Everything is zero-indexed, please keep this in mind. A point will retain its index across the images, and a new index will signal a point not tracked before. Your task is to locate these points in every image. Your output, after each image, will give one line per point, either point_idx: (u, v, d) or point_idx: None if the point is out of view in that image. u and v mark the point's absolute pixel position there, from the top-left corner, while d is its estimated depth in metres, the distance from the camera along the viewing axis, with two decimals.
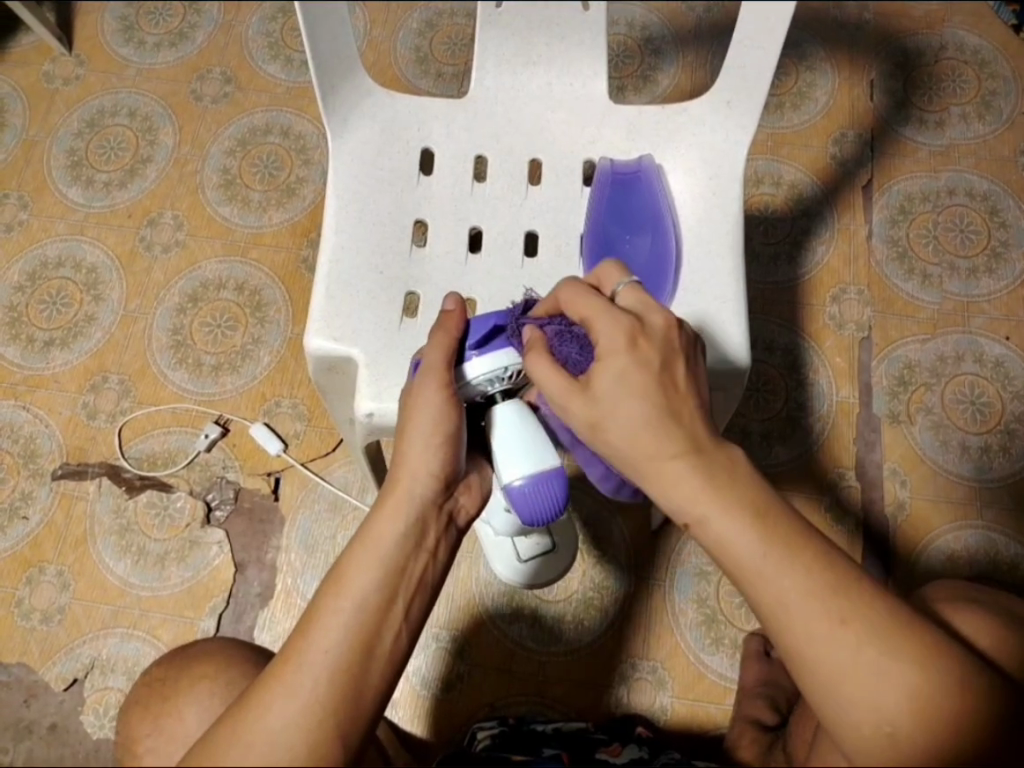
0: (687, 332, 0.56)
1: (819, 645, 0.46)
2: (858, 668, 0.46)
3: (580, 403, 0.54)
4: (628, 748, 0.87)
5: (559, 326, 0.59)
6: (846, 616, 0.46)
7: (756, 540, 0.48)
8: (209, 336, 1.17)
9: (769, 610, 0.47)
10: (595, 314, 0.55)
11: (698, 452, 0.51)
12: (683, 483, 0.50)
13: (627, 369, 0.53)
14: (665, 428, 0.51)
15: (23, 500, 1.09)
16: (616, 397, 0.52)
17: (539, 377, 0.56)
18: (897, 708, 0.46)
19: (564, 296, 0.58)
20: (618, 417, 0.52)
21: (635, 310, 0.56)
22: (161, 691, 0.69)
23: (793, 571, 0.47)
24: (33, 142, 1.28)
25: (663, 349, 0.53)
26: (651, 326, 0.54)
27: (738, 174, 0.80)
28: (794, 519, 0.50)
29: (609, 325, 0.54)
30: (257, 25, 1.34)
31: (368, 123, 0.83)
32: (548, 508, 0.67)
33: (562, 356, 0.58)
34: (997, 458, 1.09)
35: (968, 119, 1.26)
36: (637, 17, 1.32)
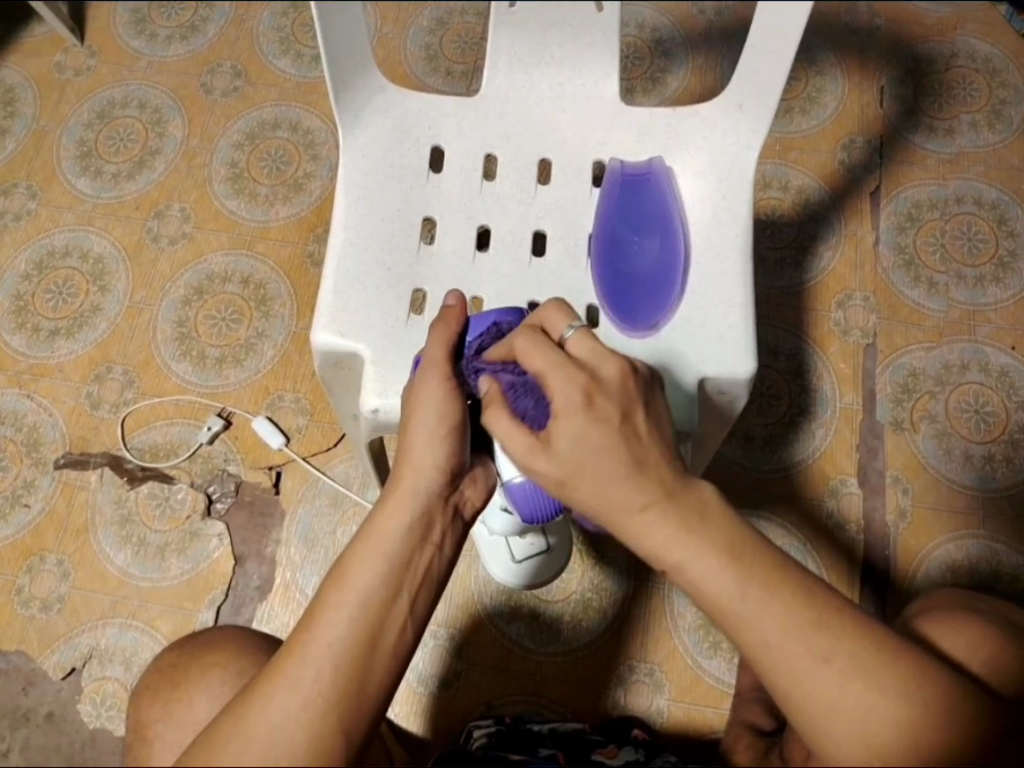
0: (643, 375, 0.53)
1: (804, 685, 0.47)
2: (845, 704, 0.46)
3: (544, 462, 0.51)
4: (624, 750, 0.87)
5: (513, 379, 0.58)
6: (830, 654, 0.47)
7: (731, 583, 0.48)
8: (214, 329, 1.17)
9: (754, 654, 0.48)
10: (548, 369, 0.52)
11: (670, 498, 0.49)
12: (658, 531, 0.49)
13: (585, 428, 0.50)
14: (634, 480, 0.49)
15: (26, 488, 1.10)
16: (580, 456, 0.50)
17: (500, 433, 0.53)
18: (886, 741, 0.46)
19: (519, 346, 0.55)
20: (584, 477, 0.50)
21: (588, 360, 0.53)
22: (173, 677, 0.70)
23: (771, 611, 0.47)
24: (43, 132, 1.28)
25: (622, 401, 0.51)
26: (606, 377, 0.51)
27: (748, 178, 0.80)
28: (769, 554, 0.49)
29: (563, 381, 0.51)
30: (268, 20, 1.35)
31: (378, 119, 0.83)
32: (546, 508, 0.69)
33: (519, 410, 0.56)
34: (1000, 468, 1.09)
35: (978, 128, 1.26)
36: (647, 18, 1.32)
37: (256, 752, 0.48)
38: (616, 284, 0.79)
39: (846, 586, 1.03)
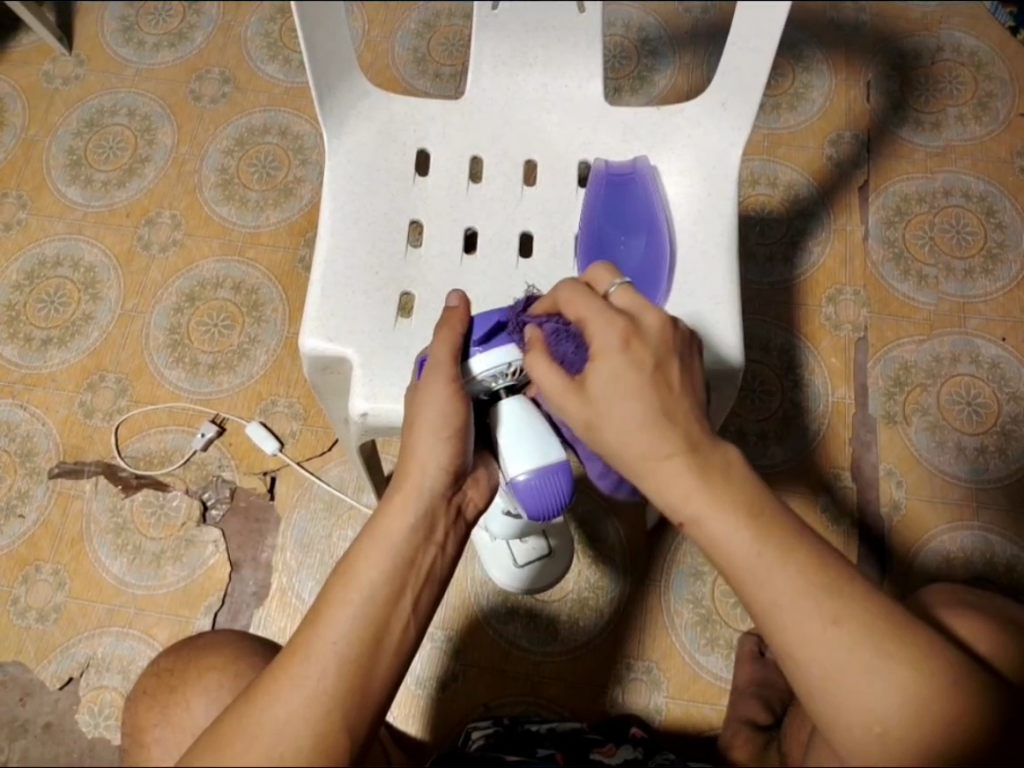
0: (683, 332, 0.55)
1: (813, 645, 0.46)
2: (854, 668, 0.46)
3: (575, 402, 0.53)
4: (622, 748, 0.87)
5: (557, 325, 0.59)
6: (840, 617, 0.46)
7: (749, 538, 0.48)
8: (207, 335, 1.17)
9: (763, 613, 0.47)
10: (589, 314, 0.55)
11: (693, 452, 0.50)
12: (678, 484, 0.50)
13: (619, 369, 0.52)
14: (661, 428, 0.50)
15: (20, 499, 1.09)
16: (611, 397, 0.52)
17: (536, 373, 0.55)
18: (891, 711, 0.46)
19: (563, 294, 0.58)
20: (611, 416, 0.51)
21: (628, 311, 0.55)
22: (170, 682, 0.70)
23: (787, 570, 0.47)
24: (32, 141, 1.28)
25: (658, 349, 0.53)
26: (646, 327, 0.53)
27: (732, 176, 0.81)
28: (788, 518, 0.49)
29: (606, 324, 0.54)
30: (256, 25, 1.35)
31: (363, 124, 0.83)
32: (553, 503, 0.67)
33: (558, 355, 0.57)
34: (993, 459, 1.09)
35: (965, 120, 1.26)
36: (633, 18, 1.32)
37: (258, 751, 0.48)
38: None
39: None
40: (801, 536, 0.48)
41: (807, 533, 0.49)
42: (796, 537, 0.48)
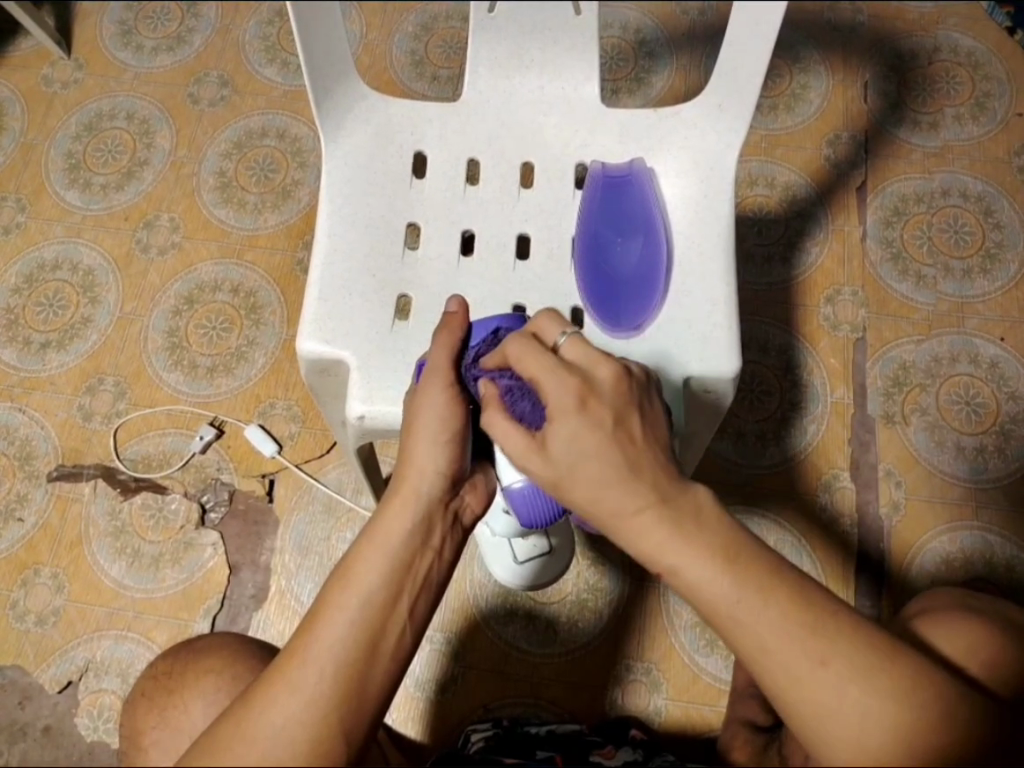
0: (638, 377, 0.54)
1: (802, 688, 0.46)
2: (845, 708, 0.46)
3: (539, 462, 0.53)
4: (622, 750, 0.87)
5: (511, 382, 0.59)
6: (827, 657, 0.46)
7: (728, 584, 0.47)
8: (205, 338, 1.17)
9: (751, 657, 0.47)
10: (541, 373, 0.53)
11: (664, 502, 0.50)
12: (651, 537, 0.49)
13: (579, 429, 0.51)
14: (628, 484, 0.50)
15: (19, 502, 1.09)
16: (573, 458, 0.51)
17: (499, 436, 0.55)
18: (882, 746, 0.46)
19: (511, 352, 0.56)
20: (577, 477, 0.51)
21: (580, 364, 0.53)
22: (167, 684, 0.70)
23: (769, 613, 0.47)
24: (31, 145, 1.28)
25: (615, 403, 0.51)
26: (600, 382, 0.52)
27: (728, 178, 0.81)
28: (766, 558, 0.49)
29: (558, 383, 0.52)
30: (254, 28, 1.35)
31: (360, 127, 0.83)
32: (545, 514, 0.69)
33: (517, 412, 0.58)
34: (992, 459, 1.09)
35: (963, 120, 1.26)
36: (631, 19, 1.33)
37: (255, 755, 0.48)
38: (600, 286, 0.79)
39: (841, 579, 1.03)
40: (781, 572, 0.48)
41: (788, 569, 0.49)
42: (776, 576, 0.48)
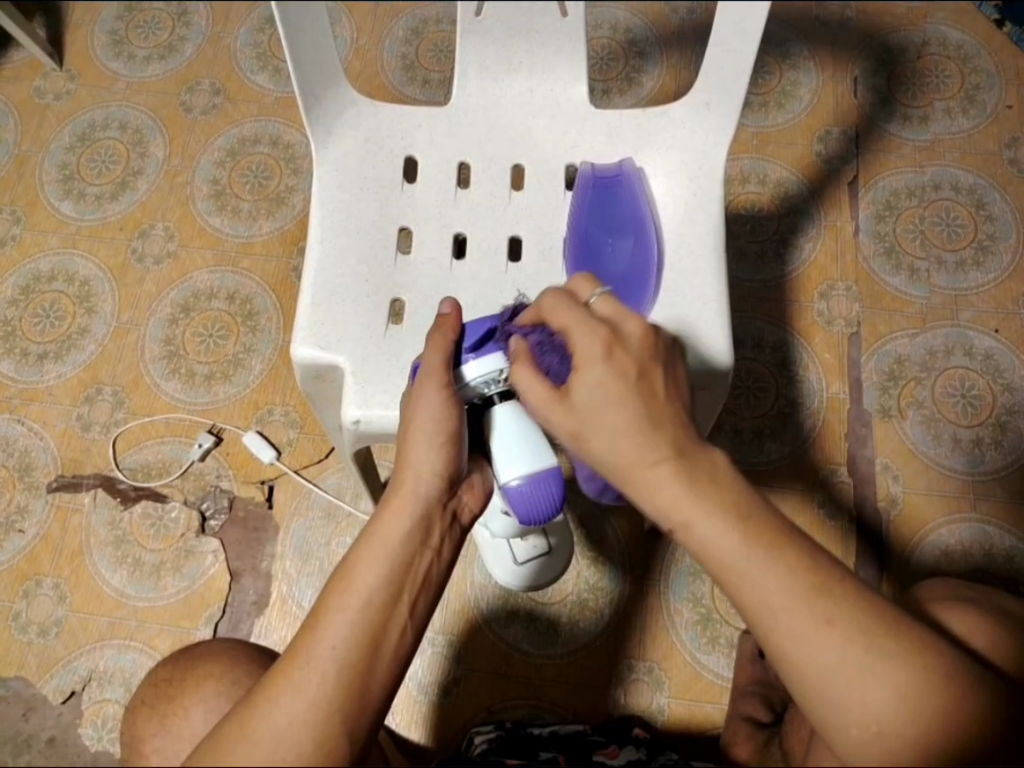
0: (665, 337, 0.54)
1: (806, 646, 0.46)
2: (848, 667, 0.46)
3: (561, 413, 0.53)
4: (626, 749, 0.87)
5: (542, 336, 0.58)
6: (832, 616, 0.47)
7: (738, 544, 0.47)
8: (202, 346, 1.18)
9: (756, 614, 0.47)
10: (572, 324, 0.54)
11: (681, 458, 0.49)
12: (667, 491, 0.49)
13: (604, 378, 0.51)
14: (649, 433, 0.50)
15: (19, 514, 1.10)
16: (597, 404, 0.51)
17: (522, 386, 0.55)
18: (884, 705, 0.46)
19: (545, 306, 0.57)
20: (598, 426, 0.51)
21: (610, 318, 0.54)
22: (168, 691, 0.70)
23: (776, 570, 0.47)
24: (25, 157, 1.29)
25: (641, 357, 0.52)
26: (627, 335, 0.52)
27: (718, 176, 0.81)
28: (773, 517, 0.49)
29: (586, 333, 0.53)
30: (245, 36, 1.35)
31: (351, 133, 0.84)
32: (543, 509, 0.68)
33: (544, 366, 0.57)
34: (989, 450, 1.09)
35: (953, 114, 1.26)
36: (620, 19, 1.33)
37: (260, 757, 0.49)
38: None
39: None
40: (793, 536, 0.48)
41: (797, 532, 0.49)
42: (786, 539, 0.48)
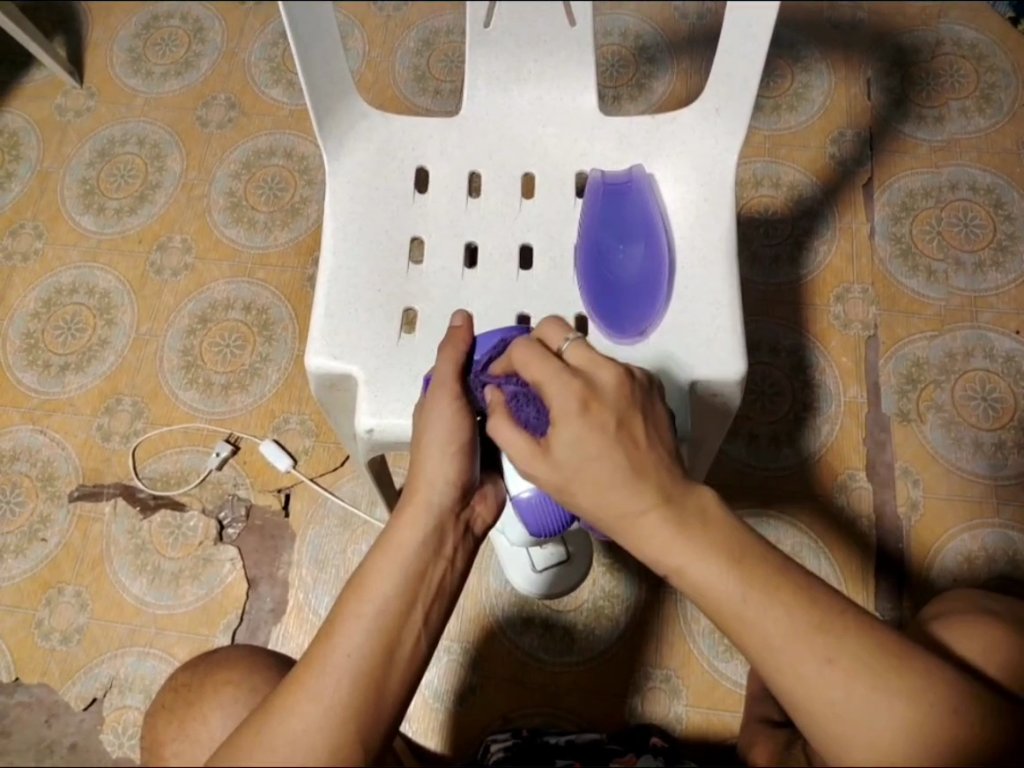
0: (641, 379, 0.53)
1: (808, 686, 0.47)
2: (853, 703, 0.46)
3: (545, 468, 0.52)
4: (642, 758, 0.86)
5: (517, 388, 0.58)
6: (833, 654, 0.46)
7: (734, 585, 0.48)
8: (219, 356, 1.19)
9: (758, 654, 0.48)
10: (544, 377, 0.53)
11: (668, 502, 0.50)
12: (657, 537, 0.50)
13: (581, 434, 0.50)
14: (633, 485, 0.50)
15: (42, 523, 1.11)
16: (578, 460, 0.50)
17: (503, 441, 0.54)
18: (892, 742, 0.46)
19: (518, 356, 0.55)
20: (582, 481, 0.51)
21: (583, 368, 0.53)
22: (187, 696, 0.70)
23: (774, 612, 0.47)
24: (47, 173, 1.31)
25: (618, 407, 0.51)
26: (602, 386, 0.51)
27: (729, 181, 0.81)
28: (771, 554, 0.49)
29: (561, 388, 0.51)
30: (259, 51, 1.37)
31: (362, 145, 0.85)
32: (554, 523, 0.69)
33: (521, 419, 0.57)
34: (1011, 454, 1.07)
35: (969, 113, 1.25)
36: (630, 25, 1.33)
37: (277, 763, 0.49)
38: (603, 293, 0.79)
39: (860, 581, 1.02)
40: (787, 570, 0.49)
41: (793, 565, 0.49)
42: (780, 572, 0.48)
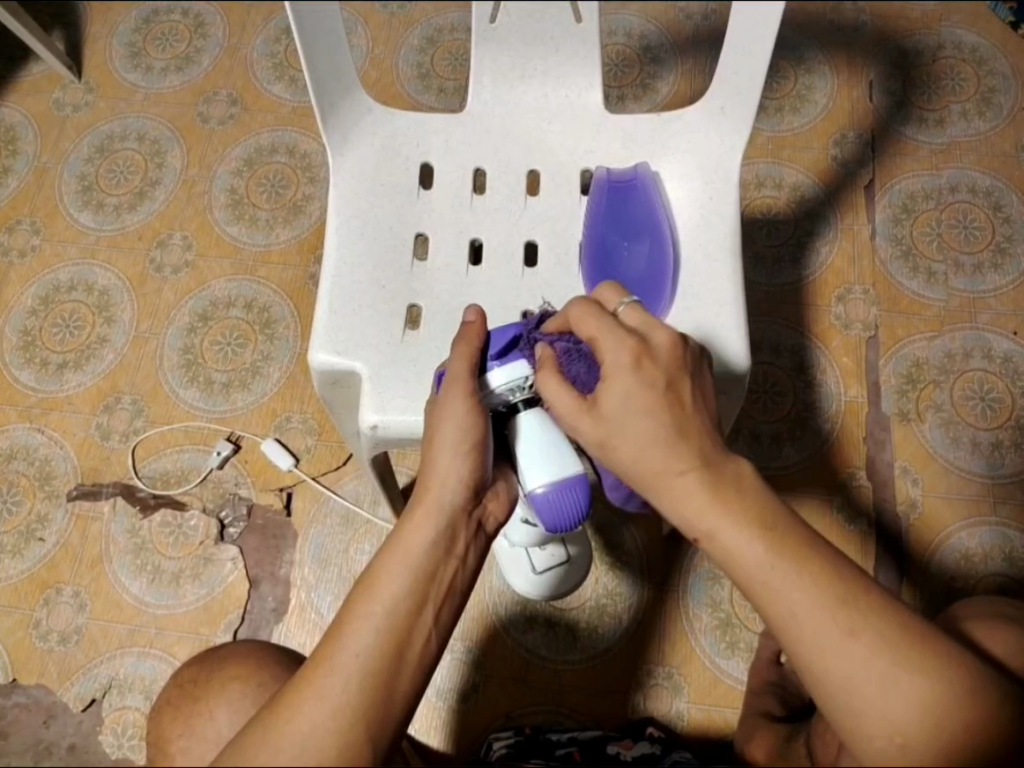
0: (692, 347, 0.56)
1: (829, 656, 0.46)
2: (872, 677, 0.46)
3: (589, 422, 0.54)
4: (640, 743, 0.90)
5: (569, 344, 0.60)
6: (856, 627, 0.47)
7: (763, 550, 0.48)
8: (220, 354, 1.18)
9: (778, 622, 0.48)
10: (601, 334, 0.56)
11: (706, 466, 0.51)
12: (692, 498, 0.50)
13: (631, 388, 0.53)
14: (674, 444, 0.51)
15: (39, 523, 1.10)
16: (624, 414, 0.52)
17: (550, 395, 0.57)
18: (908, 717, 0.46)
19: (573, 315, 0.58)
20: (625, 434, 0.52)
21: (638, 330, 0.56)
22: (193, 692, 0.70)
23: (802, 580, 0.47)
24: (44, 169, 1.30)
25: (668, 368, 0.53)
26: (656, 346, 0.54)
27: (733, 180, 0.81)
28: (803, 528, 0.50)
29: (615, 344, 0.54)
30: (261, 47, 1.37)
31: (367, 141, 0.84)
32: (571, 517, 0.66)
33: (572, 375, 0.59)
34: (1009, 454, 1.08)
35: (969, 116, 1.26)
36: (634, 26, 1.33)
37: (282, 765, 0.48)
38: (608, 289, 0.79)
39: None
40: (817, 544, 0.49)
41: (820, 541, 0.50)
42: (812, 547, 0.49)
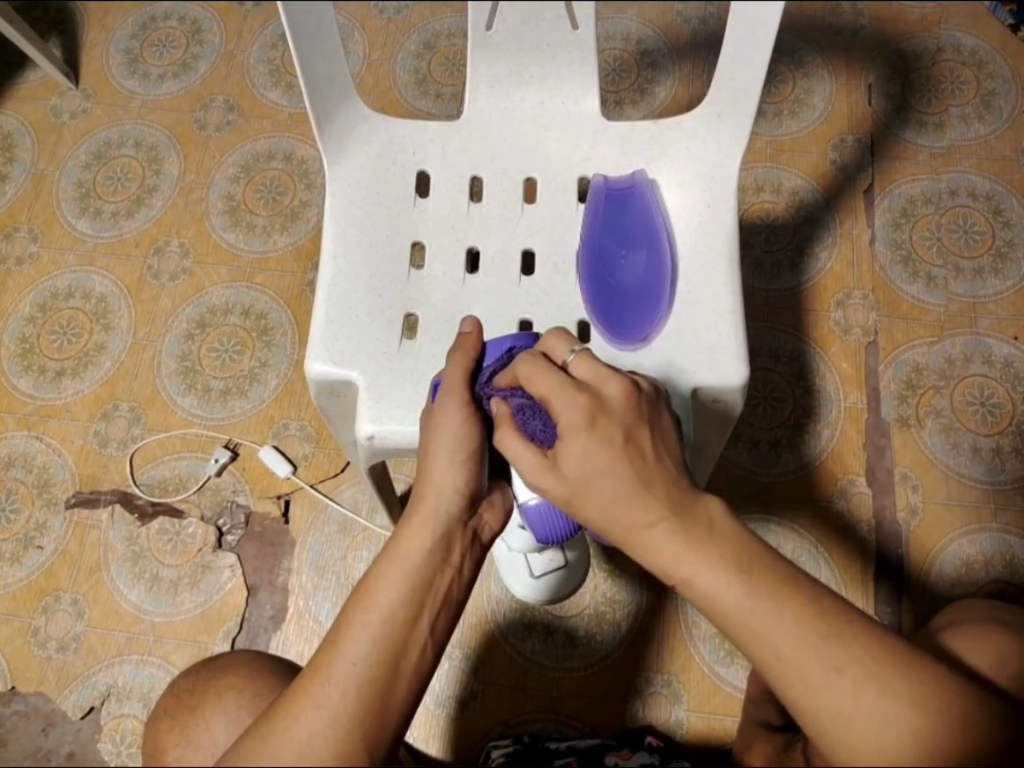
0: (648, 391, 0.52)
1: (817, 694, 0.46)
2: (860, 711, 0.46)
3: (551, 480, 0.51)
4: (638, 754, 0.88)
5: (522, 402, 0.56)
6: (841, 663, 0.46)
7: (742, 594, 0.47)
8: (217, 361, 1.18)
9: (764, 663, 0.47)
10: (551, 392, 0.52)
11: (677, 515, 0.49)
12: (667, 549, 0.49)
13: (589, 449, 0.50)
14: (640, 500, 0.49)
15: (38, 530, 1.10)
16: (586, 475, 0.50)
17: (509, 454, 0.54)
18: (899, 749, 0.46)
19: (522, 369, 0.55)
20: (590, 495, 0.50)
21: (589, 381, 0.52)
22: (189, 702, 0.70)
23: (782, 621, 0.47)
24: (41, 176, 1.30)
25: (625, 421, 0.50)
26: (609, 398, 0.50)
27: (732, 186, 0.81)
28: (782, 566, 0.49)
29: (567, 401, 0.51)
30: (258, 53, 1.36)
31: (363, 148, 0.84)
32: (563, 528, 0.70)
33: (528, 432, 0.55)
34: (1009, 460, 1.08)
35: (969, 120, 1.25)
36: (632, 30, 1.33)
37: None
38: (605, 299, 0.79)
39: (861, 586, 1.02)
40: (797, 578, 0.48)
41: (801, 576, 0.49)
42: (791, 585, 0.48)
